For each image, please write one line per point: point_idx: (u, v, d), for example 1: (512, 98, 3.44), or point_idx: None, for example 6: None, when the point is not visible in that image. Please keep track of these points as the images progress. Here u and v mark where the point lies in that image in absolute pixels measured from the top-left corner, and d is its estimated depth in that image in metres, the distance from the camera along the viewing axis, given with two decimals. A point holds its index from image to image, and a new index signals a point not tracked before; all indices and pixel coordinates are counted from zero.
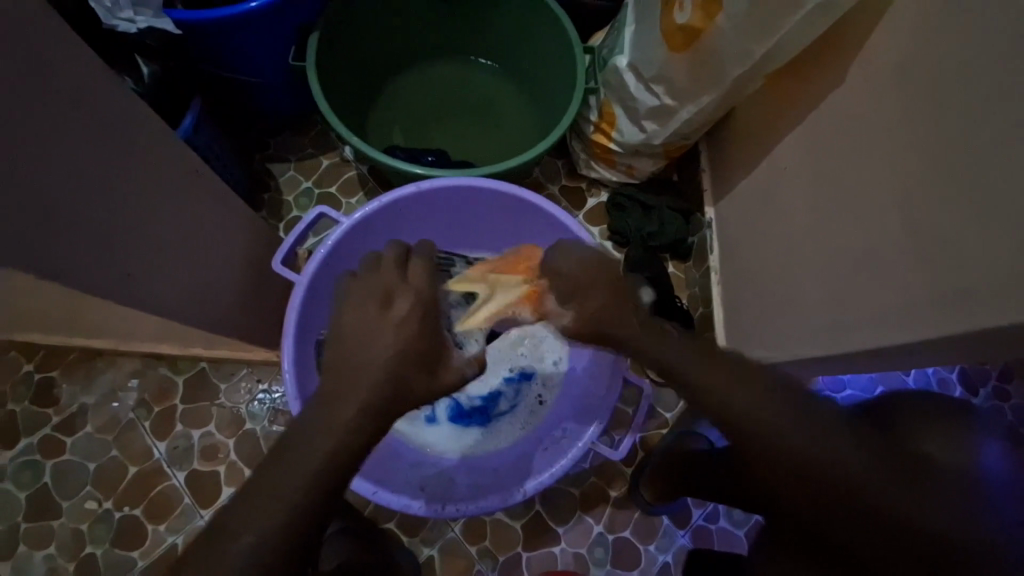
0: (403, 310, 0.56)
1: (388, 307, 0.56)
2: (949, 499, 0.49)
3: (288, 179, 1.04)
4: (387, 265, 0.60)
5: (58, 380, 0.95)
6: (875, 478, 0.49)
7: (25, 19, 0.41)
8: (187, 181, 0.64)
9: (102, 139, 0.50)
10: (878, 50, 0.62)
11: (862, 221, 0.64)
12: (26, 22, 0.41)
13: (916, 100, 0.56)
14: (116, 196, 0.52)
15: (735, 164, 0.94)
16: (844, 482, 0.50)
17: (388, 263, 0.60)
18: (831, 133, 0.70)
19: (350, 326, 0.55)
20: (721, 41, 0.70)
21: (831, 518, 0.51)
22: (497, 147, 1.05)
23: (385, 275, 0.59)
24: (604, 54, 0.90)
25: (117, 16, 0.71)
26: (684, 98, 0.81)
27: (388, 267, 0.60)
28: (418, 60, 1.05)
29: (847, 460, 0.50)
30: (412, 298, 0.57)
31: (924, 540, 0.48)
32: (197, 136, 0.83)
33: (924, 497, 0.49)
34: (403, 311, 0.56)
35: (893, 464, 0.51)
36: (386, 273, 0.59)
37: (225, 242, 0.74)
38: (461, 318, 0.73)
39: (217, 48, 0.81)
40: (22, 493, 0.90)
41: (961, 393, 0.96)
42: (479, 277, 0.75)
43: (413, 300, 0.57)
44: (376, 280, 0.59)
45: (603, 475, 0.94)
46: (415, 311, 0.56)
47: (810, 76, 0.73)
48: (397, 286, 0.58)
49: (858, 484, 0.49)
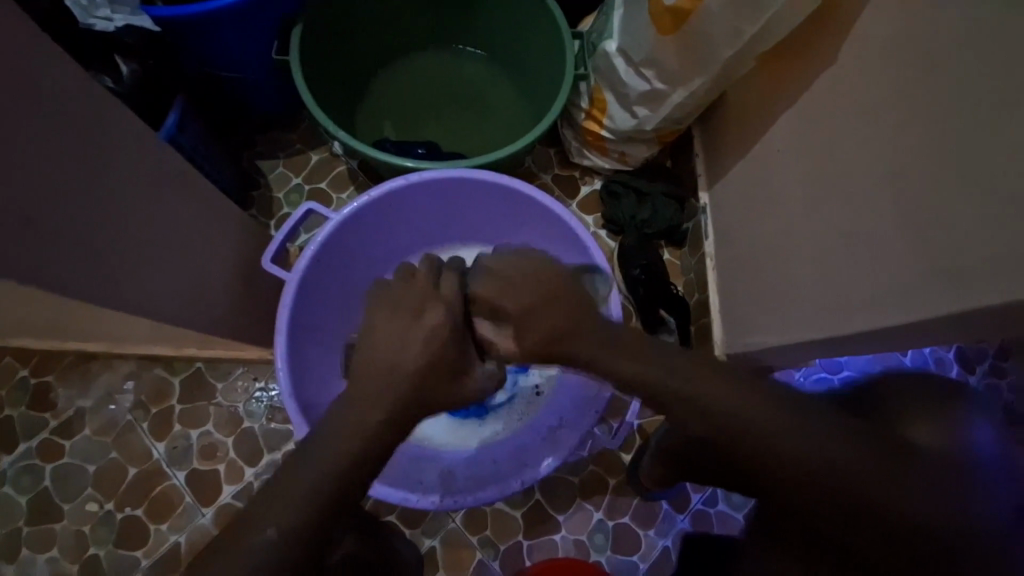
0: (433, 321, 0.53)
1: (419, 316, 0.53)
2: (937, 481, 0.49)
3: (277, 175, 1.02)
4: (420, 279, 0.57)
5: (53, 385, 0.95)
6: (875, 473, 0.49)
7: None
8: (174, 181, 0.63)
9: (83, 140, 0.49)
10: (868, 28, 0.61)
11: (856, 203, 0.64)
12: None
13: (907, 79, 0.55)
14: (98, 197, 0.51)
15: (727, 148, 0.93)
16: (835, 465, 0.50)
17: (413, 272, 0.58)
18: (823, 115, 0.69)
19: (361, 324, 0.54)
20: (710, 23, 0.69)
21: (833, 512, 0.51)
22: (488, 138, 1.04)
23: (410, 282, 0.56)
24: (593, 39, 0.88)
25: (93, 14, 0.69)
26: (675, 82, 0.80)
27: (415, 278, 0.57)
28: (405, 50, 1.04)
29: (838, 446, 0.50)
30: (444, 310, 0.53)
31: (910, 526, 0.49)
32: (181, 135, 0.82)
33: (907, 478, 0.49)
34: (434, 323, 0.53)
35: (880, 446, 0.51)
36: (417, 285, 0.56)
37: (214, 242, 0.73)
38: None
39: (200, 43, 0.80)
40: (23, 498, 0.91)
41: (957, 371, 0.96)
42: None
43: (445, 313, 0.53)
44: (410, 291, 0.56)
45: (602, 463, 0.95)
46: (448, 325, 0.53)
47: (802, 55, 0.72)
48: (426, 297, 0.55)
49: (847, 466, 0.50)
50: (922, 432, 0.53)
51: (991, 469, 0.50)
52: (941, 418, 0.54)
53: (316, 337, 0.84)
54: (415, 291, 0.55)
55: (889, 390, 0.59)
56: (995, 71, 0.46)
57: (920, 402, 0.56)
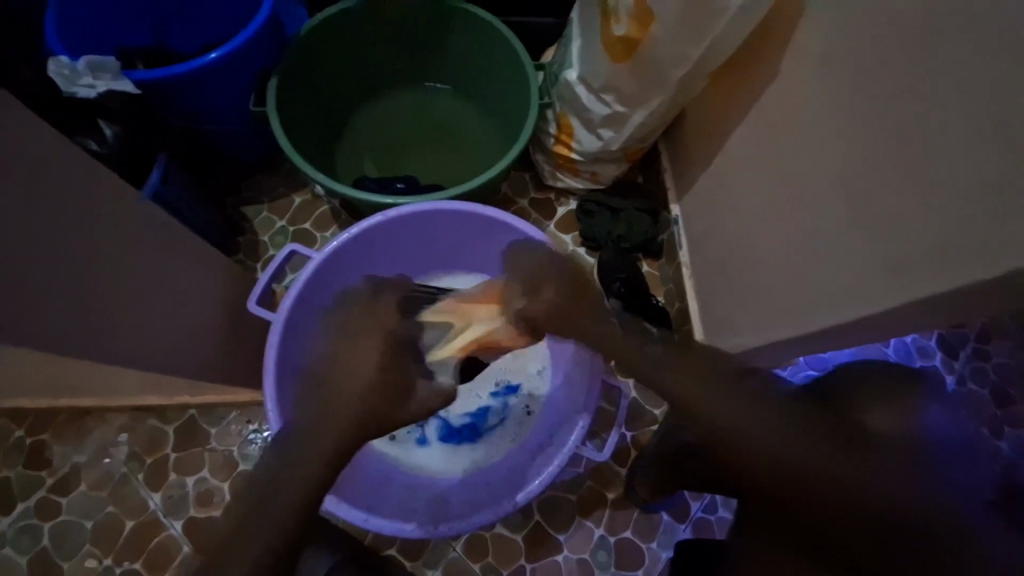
0: (375, 345, 0.68)
1: (368, 340, 0.69)
2: (898, 467, 0.52)
3: (262, 219, 1.05)
4: (377, 305, 0.78)
5: (48, 442, 0.95)
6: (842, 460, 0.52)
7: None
8: (160, 233, 0.66)
9: (74, 204, 0.52)
10: (801, 44, 0.66)
11: (811, 205, 0.67)
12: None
13: (841, 88, 0.60)
14: (88, 255, 0.54)
15: (692, 160, 0.97)
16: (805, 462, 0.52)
17: (379, 303, 0.78)
18: (772, 125, 0.73)
19: (345, 361, 0.66)
20: (658, 48, 0.73)
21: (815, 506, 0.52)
22: (464, 168, 1.08)
23: (374, 315, 0.75)
24: (554, 69, 0.93)
25: (78, 83, 0.75)
26: (634, 104, 0.84)
27: (379, 308, 0.77)
28: (379, 92, 1.09)
29: (807, 440, 0.54)
30: (380, 335, 0.70)
31: (881, 510, 0.50)
32: (165, 188, 0.85)
33: (868, 462, 0.52)
34: (375, 345, 0.68)
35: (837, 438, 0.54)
36: (375, 313, 0.76)
37: (203, 288, 0.75)
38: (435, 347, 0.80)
39: (181, 102, 0.84)
40: (21, 559, 0.90)
41: (941, 358, 0.97)
42: (457, 309, 0.84)
43: (381, 336, 0.70)
44: (363, 316, 0.76)
45: (599, 478, 0.95)
46: (387, 345, 0.69)
47: (752, 70, 0.76)
48: (380, 322, 0.73)
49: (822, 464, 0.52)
50: (881, 418, 0.57)
51: (939, 448, 0.54)
52: (895, 403, 0.59)
53: None
54: (377, 315, 0.76)
55: (848, 386, 0.62)
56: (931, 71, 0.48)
57: (874, 394, 0.60)
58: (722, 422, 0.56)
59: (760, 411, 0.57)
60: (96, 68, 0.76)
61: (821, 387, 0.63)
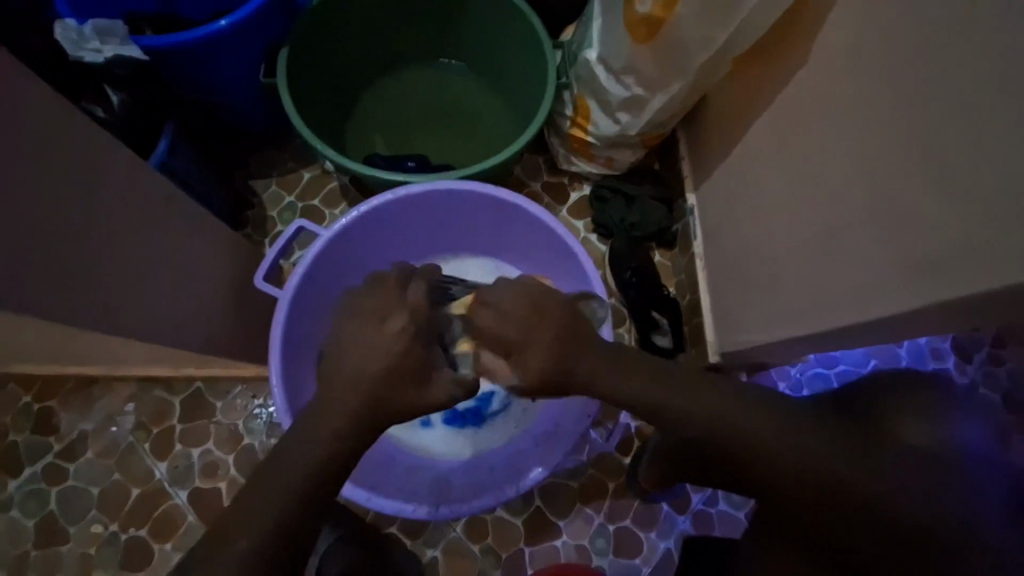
0: (397, 327, 0.52)
1: (383, 322, 0.52)
2: (912, 473, 0.51)
3: (270, 194, 1.04)
4: (388, 285, 0.57)
5: (56, 409, 0.96)
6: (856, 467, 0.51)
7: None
8: (168, 205, 0.65)
9: (79, 172, 0.51)
10: (835, 27, 0.62)
11: (833, 198, 0.65)
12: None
13: (875, 75, 0.57)
14: (94, 225, 0.53)
15: (711, 148, 0.94)
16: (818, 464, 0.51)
17: (390, 282, 0.57)
18: (797, 113, 0.70)
19: (352, 345, 0.51)
20: (683, 29, 0.70)
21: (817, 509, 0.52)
22: (476, 149, 1.06)
23: (388, 294, 0.55)
24: (574, 49, 0.89)
25: (85, 47, 0.74)
26: (654, 87, 0.81)
27: (390, 288, 0.56)
28: (391, 67, 1.06)
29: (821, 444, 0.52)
30: (407, 315, 0.53)
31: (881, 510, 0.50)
32: (172, 160, 0.83)
33: (881, 471, 0.51)
34: (396, 328, 0.52)
35: (854, 446, 0.52)
36: (385, 293, 0.55)
37: (209, 262, 0.75)
38: None
39: (189, 71, 0.82)
40: (30, 521, 0.92)
41: (954, 361, 0.95)
42: None
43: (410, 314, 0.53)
44: (371, 300, 0.55)
45: (601, 467, 0.95)
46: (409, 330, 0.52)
47: (779, 54, 0.72)
48: (392, 304, 0.53)
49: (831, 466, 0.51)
50: (912, 430, 0.53)
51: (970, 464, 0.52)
52: (927, 412, 0.54)
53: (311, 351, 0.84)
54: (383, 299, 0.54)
55: (874, 388, 0.58)
56: (974, 59, 0.45)
57: (904, 401, 0.55)
58: (746, 430, 0.52)
59: (777, 418, 0.53)
60: (105, 31, 0.75)
61: (845, 390, 0.60)
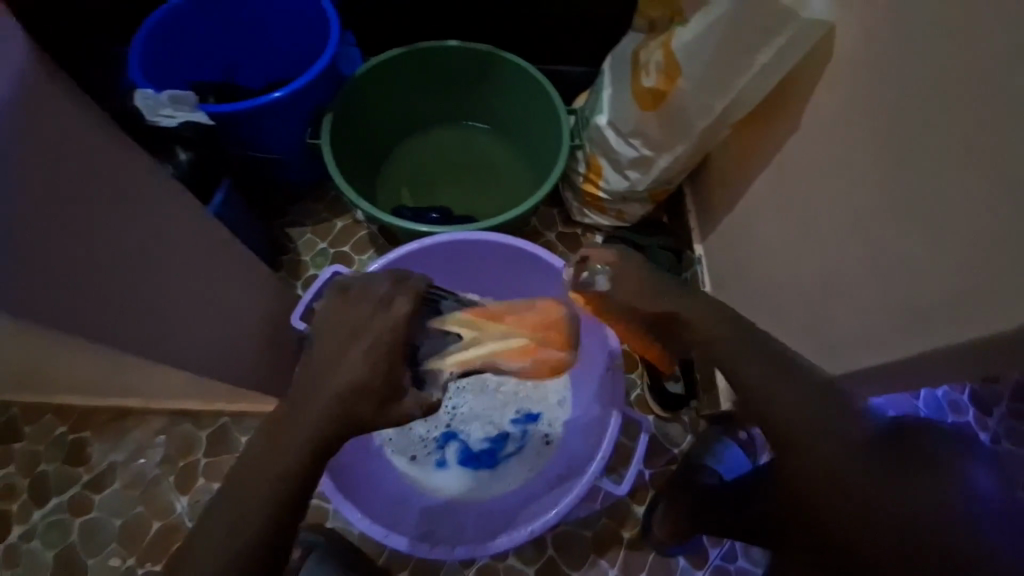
0: (363, 350, 0.56)
1: (353, 339, 0.56)
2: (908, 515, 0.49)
3: (305, 241, 1.13)
4: (369, 301, 0.60)
5: (89, 440, 1.00)
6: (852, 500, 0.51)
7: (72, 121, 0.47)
8: (221, 250, 0.72)
9: (153, 223, 0.59)
10: (820, 100, 0.69)
11: (831, 251, 0.69)
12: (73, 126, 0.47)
13: (859, 142, 0.63)
14: (159, 269, 0.60)
15: (716, 203, 1.00)
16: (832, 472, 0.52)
17: (370, 297, 0.60)
18: (794, 172, 0.76)
19: (319, 358, 0.55)
20: (684, 99, 0.79)
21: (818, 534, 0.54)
22: (495, 202, 1.14)
23: (380, 317, 0.58)
24: (586, 114, 0.98)
25: (159, 113, 0.85)
26: (660, 149, 0.89)
27: (372, 303, 0.59)
28: (420, 130, 1.17)
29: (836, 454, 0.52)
30: (386, 333, 0.57)
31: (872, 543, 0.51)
32: (225, 210, 0.93)
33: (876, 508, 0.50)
34: (361, 352, 0.56)
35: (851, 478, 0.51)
36: (368, 310, 0.59)
37: (250, 303, 0.81)
38: (433, 356, 0.68)
39: (246, 134, 0.93)
40: (50, 553, 0.94)
41: (975, 414, 0.93)
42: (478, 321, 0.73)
43: (387, 336, 0.57)
44: (351, 315, 0.58)
45: (615, 516, 0.93)
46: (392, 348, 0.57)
47: (774, 122, 0.79)
48: (371, 323, 0.58)
49: (857, 487, 0.51)
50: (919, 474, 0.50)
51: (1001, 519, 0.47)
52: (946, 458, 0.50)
53: None
54: (361, 316, 0.58)
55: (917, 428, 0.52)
56: (949, 131, 0.50)
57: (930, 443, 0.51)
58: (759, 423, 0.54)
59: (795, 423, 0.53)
60: (178, 100, 0.86)
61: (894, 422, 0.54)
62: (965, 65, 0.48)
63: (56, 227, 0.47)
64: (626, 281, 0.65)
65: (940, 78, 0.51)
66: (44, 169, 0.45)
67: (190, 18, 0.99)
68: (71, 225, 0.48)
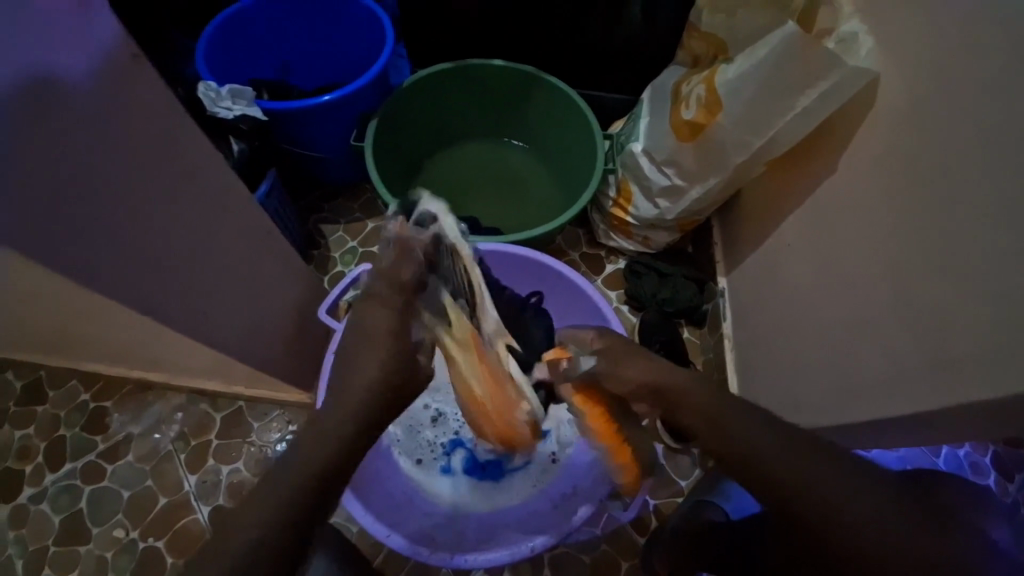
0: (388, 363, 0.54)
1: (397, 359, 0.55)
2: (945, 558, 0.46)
3: (336, 238, 1.16)
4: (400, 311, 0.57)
5: (110, 409, 1.03)
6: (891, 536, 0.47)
7: (144, 103, 0.51)
8: (261, 240, 0.75)
9: (204, 205, 0.62)
10: (859, 145, 0.69)
11: (858, 296, 0.68)
12: (144, 108, 0.51)
13: (898, 190, 0.62)
14: (204, 249, 0.63)
15: (744, 239, 1.00)
16: (846, 511, 0.47)
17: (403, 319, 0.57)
18: (825, 214, 0.76)
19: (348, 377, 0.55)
20: (722, 134, 0.81)
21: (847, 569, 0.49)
22: (524, 218, 1.16)
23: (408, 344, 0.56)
24: (622, 140, 1.01)
25: (219, 105, 0.90)
26: (693, 180, 0.90)
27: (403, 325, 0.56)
28: (458, 141, 1.21)
29: (850, 490, 0.48)
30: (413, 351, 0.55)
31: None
32: (268, 200, 0.97)
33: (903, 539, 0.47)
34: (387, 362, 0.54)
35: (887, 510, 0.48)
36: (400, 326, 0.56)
37: (282, 292, 0.83)
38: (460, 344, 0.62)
39: (295, 131, 0.98)
40: (57, 516, 0.96)
41: (996, 480, 0.89)
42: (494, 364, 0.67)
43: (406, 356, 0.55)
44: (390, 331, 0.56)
45: (615, 543, 0.92)
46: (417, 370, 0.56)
47: (810, 162, 0.80)
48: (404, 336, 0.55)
49: (883, 524, 0.48)
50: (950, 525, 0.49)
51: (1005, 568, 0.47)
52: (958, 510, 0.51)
53: None
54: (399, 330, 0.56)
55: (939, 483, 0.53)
56: (987, 185, 0.50)
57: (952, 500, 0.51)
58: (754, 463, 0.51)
59: (807, 452, 0.51)
60: (236, 94, 0.91)
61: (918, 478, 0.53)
62: (1005, 123, 0.48)
63: (115, 200, 0.50)
64: (621, 363, 0.59)
65: (983, 132, 0.51)
66: (114, 146, 0.48)
67: (257, 20, 1.05)
68: (126, 199, 0.51)
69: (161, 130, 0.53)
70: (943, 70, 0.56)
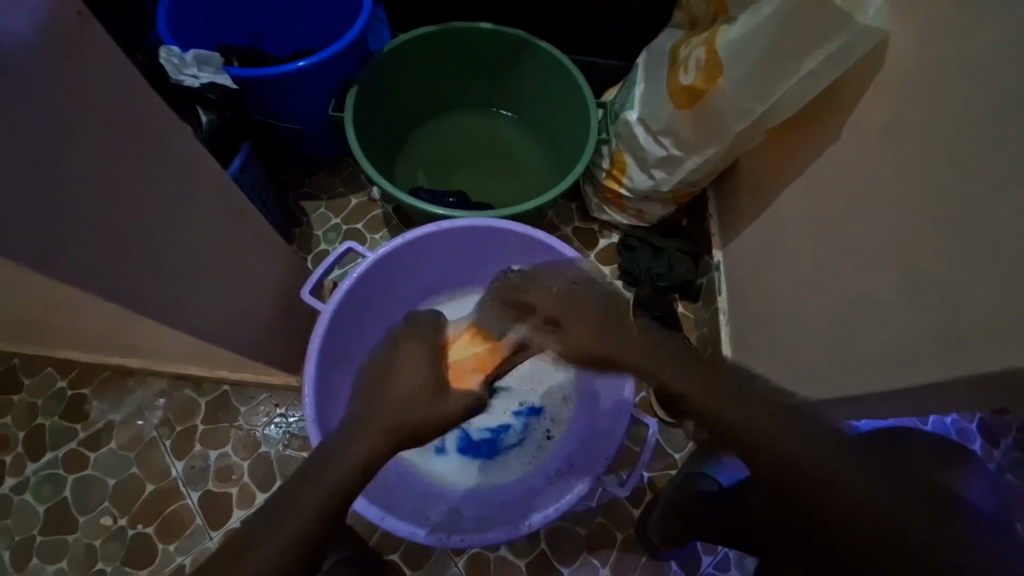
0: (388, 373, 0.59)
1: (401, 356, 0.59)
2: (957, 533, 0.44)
3: (319, 215, 1.11)
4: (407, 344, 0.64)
5: (88, 397, 0.99)
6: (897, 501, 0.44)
7: (94, 65, 0.45)
8: (238, 218, 0.71)
9: (173, 181, 0.57)
10: (863, 112, 0.67)
11: (859, 268, 0.67)
12: (95, 70, 0.46)
13: (903, 158, 0.60)
14: (174, 227, 0.59)
15: (740, 211, 0.98)
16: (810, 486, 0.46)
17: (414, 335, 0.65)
18: (826, 184, 0.74)
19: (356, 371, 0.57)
20: (723, 99, 0.78)
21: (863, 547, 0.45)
22: (514, 192, 1.12)
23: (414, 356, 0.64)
24: (616, 108, 0.96)
25: (185, 72, 0.83)
26: (691, 149, 0.87)
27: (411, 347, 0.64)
28: (444, 111, 1.15)
29: (819, 459, 0.47)
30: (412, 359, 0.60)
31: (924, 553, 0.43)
32: (244, 175, 0.91)
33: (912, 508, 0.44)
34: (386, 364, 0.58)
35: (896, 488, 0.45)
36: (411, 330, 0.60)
37: (263, 272, 0.80)
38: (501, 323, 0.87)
39: (268, 99, 0.91)
40: (41, 506, 0.93)
41: (979, 445, 0.91)
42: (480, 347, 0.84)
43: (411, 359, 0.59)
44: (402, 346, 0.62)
45: (610, 515, 0.93)
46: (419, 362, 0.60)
47: (812, 130, 0.77)
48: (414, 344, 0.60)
49: (890, 492, 0.44)
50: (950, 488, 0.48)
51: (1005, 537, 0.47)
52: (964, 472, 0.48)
53: (343, 368, 0.88)
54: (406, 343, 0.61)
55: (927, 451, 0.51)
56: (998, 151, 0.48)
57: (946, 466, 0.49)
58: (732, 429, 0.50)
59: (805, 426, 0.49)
60: (202, 60, 0.84)
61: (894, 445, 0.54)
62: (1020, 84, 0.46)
63: (73, 175, 0.45)
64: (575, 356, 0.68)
65: (996, 96, 0.48)
66: (65, 113, 0.44)
67: None
68: (86, 174, 0.46)
69: (117, 96, 0.48)
70: (957, 28, 0.53)
